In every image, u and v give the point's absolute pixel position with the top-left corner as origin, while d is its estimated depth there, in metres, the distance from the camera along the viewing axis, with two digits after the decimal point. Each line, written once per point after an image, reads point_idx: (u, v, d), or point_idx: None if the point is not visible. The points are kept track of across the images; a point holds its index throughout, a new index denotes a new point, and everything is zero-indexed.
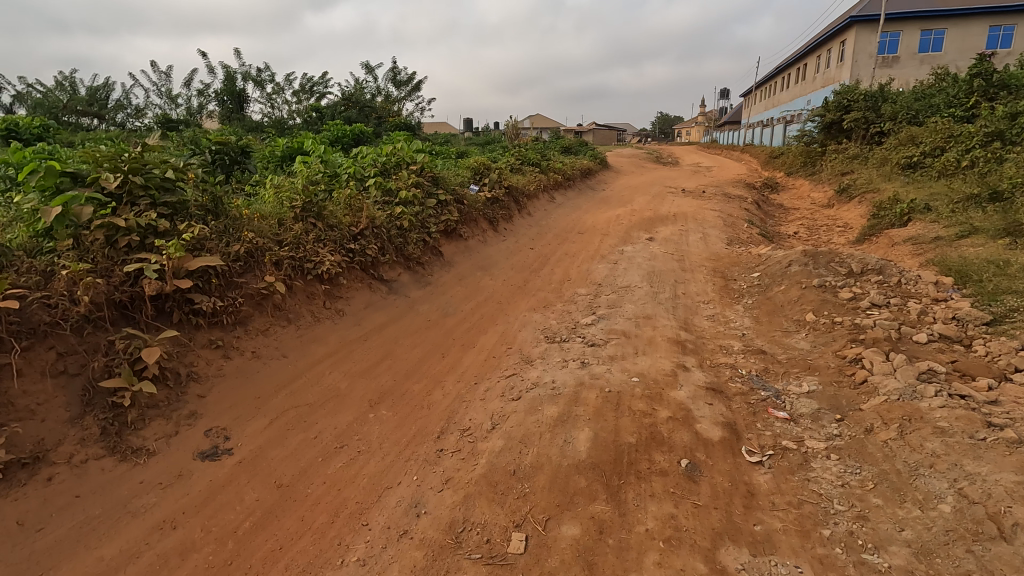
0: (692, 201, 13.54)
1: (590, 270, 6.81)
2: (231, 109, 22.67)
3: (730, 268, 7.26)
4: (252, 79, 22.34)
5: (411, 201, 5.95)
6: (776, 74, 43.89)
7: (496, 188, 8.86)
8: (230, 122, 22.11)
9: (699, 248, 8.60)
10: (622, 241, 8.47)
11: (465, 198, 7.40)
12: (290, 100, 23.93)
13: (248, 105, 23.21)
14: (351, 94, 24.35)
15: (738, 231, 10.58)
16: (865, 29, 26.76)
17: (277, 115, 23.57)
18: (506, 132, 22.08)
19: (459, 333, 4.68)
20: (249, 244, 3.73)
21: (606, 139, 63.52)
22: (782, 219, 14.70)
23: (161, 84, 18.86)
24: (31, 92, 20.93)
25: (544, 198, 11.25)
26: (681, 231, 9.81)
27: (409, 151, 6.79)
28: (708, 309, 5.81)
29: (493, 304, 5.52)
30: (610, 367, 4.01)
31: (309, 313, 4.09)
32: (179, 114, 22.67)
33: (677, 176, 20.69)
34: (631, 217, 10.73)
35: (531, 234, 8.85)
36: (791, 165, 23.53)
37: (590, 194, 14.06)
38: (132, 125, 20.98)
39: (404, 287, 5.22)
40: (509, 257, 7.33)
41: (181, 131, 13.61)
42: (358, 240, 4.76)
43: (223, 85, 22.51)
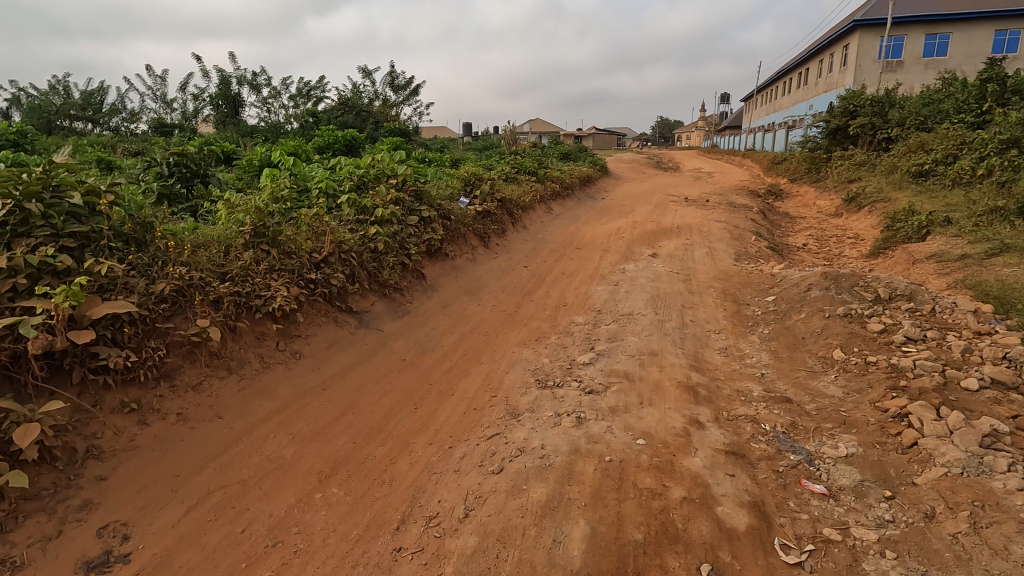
0: (696, 211, 12.96)
1: (589, 293, 6.21)
2: (226, 114, 22.17)
3: (741, 290, 6.65)
4: (247, 83, 21.88)
5: (389, 219, 5.35)
6: (777, 78, 43.42)
7: (488, 200, 8.27)
8: (224, 127, 21.64)
9: (706, 265, 8.00)
10: (623, 258, 7.87)
11: (452, 212, 6.80)
12: (286, 105, 23.46)
13: (243, 109, 22.72)
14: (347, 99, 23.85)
15: (746, 244, 9.98)
16: (867, 33, 26.25)
17: (274, 119, 23.10)
18: (504, 137, 21.55)
19: (437, 377, 4.07)
20: (179, 282, 3.12)
21: (606, 143, 63.15)
22: (788, 230, 14.11)
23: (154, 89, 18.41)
24: (22, 95, 20.52)
25: (541, 209, 10.66)
26: (686, 245, 9.22)
27: (390, 162, 6.20)
28: (720, 342, 5.19)
29: (479, 336, 4.91)
30: (611, 425, 3.38)
31: (257, 359, 3.49)
32: (174, 118, 22.22)
33: (679, 182, 20.16)
34: (633, 229, 10.14)
35: (525, 250, 8.25)
36: (795, 172, 22.99)
37: (590, 203, 13.49)
38: (124, 129, 20.53)
39: (376, 318, 4.61)
40: (500, 277, 6.71)
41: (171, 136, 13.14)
42: (321, 268, 4.15)
43: (218, 89, 22.04)
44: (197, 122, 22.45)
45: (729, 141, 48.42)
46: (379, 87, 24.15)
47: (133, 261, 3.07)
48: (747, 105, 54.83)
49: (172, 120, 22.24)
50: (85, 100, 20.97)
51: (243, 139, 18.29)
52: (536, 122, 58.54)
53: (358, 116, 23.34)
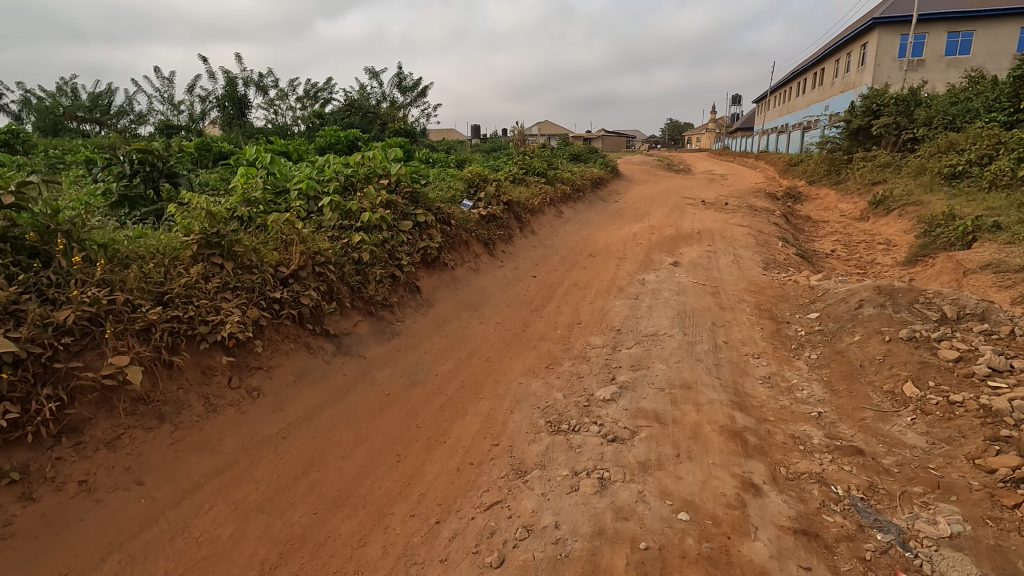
0: (715, 215, 12.20)
1: (606, 309, 5.48)
2: (232, 115, 21.73)
3: (777, 305, 5.89)
4: (252, 84, 21.46)
5: (378, 224, 4.66)
6: (791, 79, 42.44)
7: (493, 203, 7.58)
8: (228, 128, 21.20)
9: (733, 275, 7.25)
10: (642, 267, 7.14)
11: (453, 217, 6.10)
12: (294, 107, 23.02)
13: (249, 111, 22.28)
14: (352, 100, 23.31)
15: (773, 252, 9.20)
16: (888, 31, 25.28)
17: (280, 121, 22.65)
18: (513, 138, 20.92)
19: (428, 417, 3.37)
20: (91, 307, 2.44)
21: (616, 146, 62.37)
22: (813, 235, 13.31)
23: (158, 91, 18.03)
24: (28, 98, 20.26)
25: (551, 213, 9.95)
26: (709, 252, 8.47)
27: (383, 159, 5.52)
28: (762, 369, 4.44)
29: (480, 362, 4.20)
30: (643, 489, 2.67)
31: (201, 401, 2.81)
32: (180, 121, 21.87)
33: (694, 185, 19.41)
34: (650, 235, 9.40)
35: (534, 258, 7.53)
36: (814, 174, 22.13)
37: (602, 206, 12.77)
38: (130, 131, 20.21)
39: (358, 343, 3.92)
40: (506, 289, 6.00)
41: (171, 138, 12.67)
42: (289, 285, 3.46)
43: (224, 91, 21.63)
44: (202, 123, 22.01)
45: (741, 143, 47.49)
46: (385, 87, 23.59)
47: (31, 282, 2.40)
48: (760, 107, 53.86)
49: (177, 122, 21.86)
50: (92, 102, 20.62)
51: (246, 141, 17.80)
52: (545, 124, 57.86)
53: (363, 117, 22.82)
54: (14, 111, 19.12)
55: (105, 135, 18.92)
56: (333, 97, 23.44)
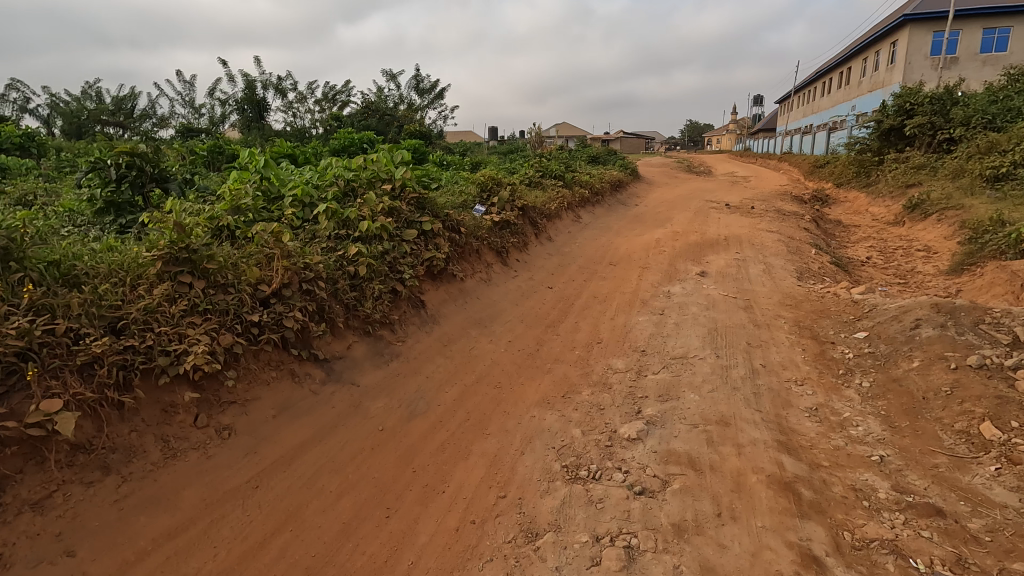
0: (741, 220, 11.61)
1: (628, 326, 5.01)
2: (251, 118, 21.68)
3: (817, 322, 5.35)
4: (270, 87, 21.38)
5: (379, 234, 4.25)
6: (815, 78, 41.33)
7: (507, 209, 7.15)
8: (247, 131, 21.21)
9: (766, 287, 6.70)
10: (666, 278, 6.64)
11: (463, 224, 5.67)
12: (312, 109, 22.92)
13: (267, 114, 22.22)
14: (368, 102, 23.11)
15: (805, 260, 8.61)
16: (919, 27, 24.27)
17: (299, 124, 22.56)
18: (530, 141, 20.52)
19: (425, 458, 2.93)
20: (18, 343, 2.07)
21: (635, 147, 61.60)
22: (844, 240, 12.64)
23: (177, 95, 18.02)
24: (52, 102, 20.49)
25: (568, 218, 9.48)
26: (737, 261, 7.92)
27: (386, 162, 5.12)
28: (807, 399, 3.93)
29: (488, 389, 3.75)
30: (679, 564, 2.24)
31: (158, 446, 2.41)
32: (200, 124, 21.93)
33: (717, 188, 18.79)
34: (674, 241, 8.88)
35: (549, 267, 7.08)
36: (841, 176, 21.32)
37: (622, 210, 12.25)
38: (150, 135, 20.30)
39: (352, 368, 3.51)
40: (519, 303, 5.57)
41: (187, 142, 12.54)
42: (271, 306, 3.05)
43: (243, 94, 21.61)
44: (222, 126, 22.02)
45: (763, 144, 46.46)
46: (401, 90, 23.34)
47: None
48: (782, 108, 52.70)
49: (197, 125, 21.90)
50: (116, 106, 20.73)
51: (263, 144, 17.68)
52: (563, 125, 57.33)
53: (380, 120, 22.60)
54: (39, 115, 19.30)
55: (127, 138, 18.97)
56: (351, 100, 23.28)
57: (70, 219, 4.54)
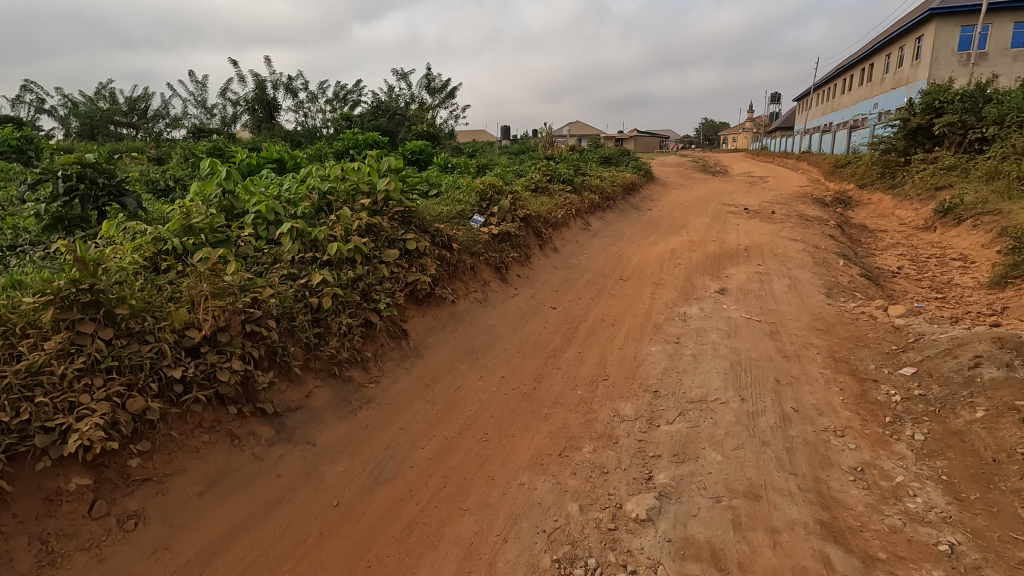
0: (762, 226, 10.93)
1: (639, 357, 4.43)
2: (261, 119, 21.39)
3: (855, 352, 4.71)
4: (280, 87, 21.05)
5: (352, 257, 3.71)
6: (835, 75, 40.14)
7: (508, 219, 6.59)
8: (258, 132, 20.97)
9: (792, 307, 6.07)
10: (682, 296, 6.03)
11: (456, 239, 5.13)
12: (322, 109, 22.58)
13: (277, 113, 21.91)
14: (377, 101, 22.66)
15: (833, 273, 7.93)
16: (947, 22, 23.20)
17: (310, 124, 22.23)
18: (541, 141, 19.94)
19: (385, 548, 2.41)
20: None
21: (650, 146, 60.63)
22: (871, 247, 11.89)
23: (186, 96, 17.79)
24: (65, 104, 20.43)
25: (577, 225, 8.89)
26: (759, 275, 7.28)
27: (369, 171, 4.60)
28: (849, 456, 3.32)
29: (472, 443, 3.21)
30: None
31: (32, 549, 1.92)
32: (211, 125, 21.73)
33: (734, 189, 18.05)
34: (690, 252, 8.25)
35: (554, 282, 6.50)
36: (864, 177, 20.43)
37: (635, 215, 11.62)
38: (160, 135, 20.11)
39: (310, 421, 2.99)
40: (517, 328, 5.02)
41: (193, 145, 12.21)
42: (201, 355, 2.52)
43: (253, 94, 21.30)
44: (233, 126, 21.74)
45: (780, 143, 45.37)
46: (411, 89, 22.87)
47: None
48: (801, 105, 51.46)
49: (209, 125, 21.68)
50: (128, 106, 20.50)
51: (269, 145, 17.30)
52: (576, 124, 56.60)
53: (390, 120, 22.15)
54: (51, 116, 19.15)
55: (138, 138, 18.74)
56: (361, 99, 22.88)
57: (16, 237, 4.09)
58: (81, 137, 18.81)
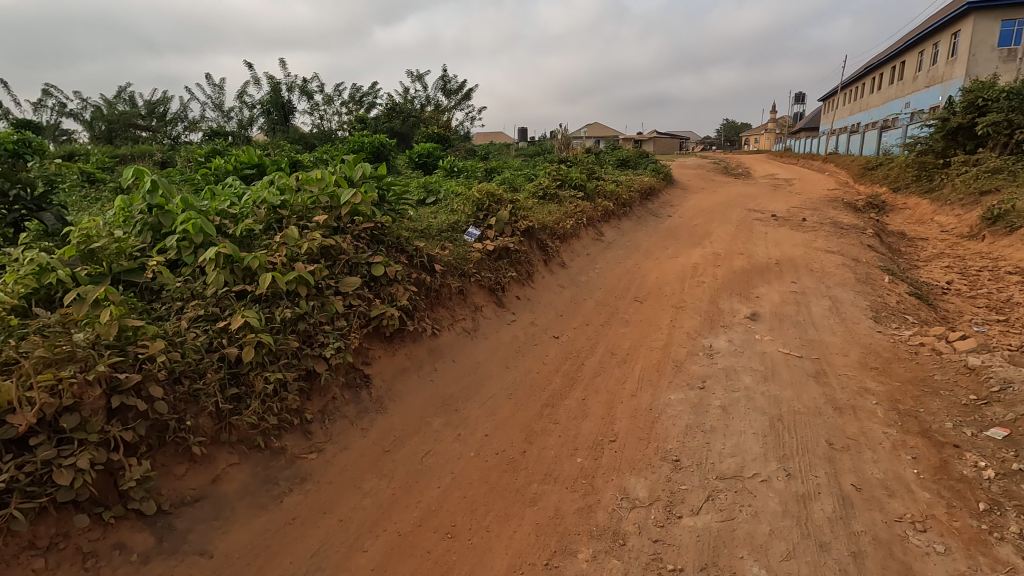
0: (793, 235, 9.99)
1: (656, 409, 3.62)
2: (276, 121, 21.01)
3: (923, 403, 3.83)
4: (293, 89, 20.66)
5: (295, 289, 2.98)
6: (864, 74, 38.56)
7: (508, 232, 5.83)
8: (273, 135, 20.66)
9: (837, 337, 5.19)
10: (707, 324, 5.19)
11: (440, 258, 4.39)
12: (337, 112, 22.15)
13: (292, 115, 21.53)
14: (390, 102, 22.08)
15: (878, 292, 6.99)
16: (986, 16, 21.83)
17: (325, 126, 21.83)
18: (557, 143, 19.17)
19: None
20: None
21: (670, 147, 59.27)
22: (913, 258, 10.84)
23: (199, 99, 17.51)
24: (85, 107, 20.44)
25: (588, 236, 8.08)
26: (795, 295, 6.39)
27: (332, 180, 3.90)
28: (939, 565, 2.47)
29: (433, 543, 2.46)
30: None
31: None
32: (227, 128, 21.52)
33: (759, 193, 17.03)
34: (714, 266, 7.38)
35: (560, 304, 5.72)
36: (898, 179, 19.23)
37: (654, 223, 10.76)
38: (175, 138, 19.95)
39: (212, 519, 2.25)
40: (511, 366, 4.25)
41: (198, 148, 11.78)
42: (33, 449, 1.80)
43: (267, 96, 20.93)
44: (248, 129, 21.39)
45: (806, 144, 43.87)
46: (425, 90, 22.29)
47: None
48: (827, 105, 49.79)
49: (225, 128, 21.45)
50: (147, 109, 20.41)
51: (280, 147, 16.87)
52: (594, 126, 55.72)
53: (403, 121, 21.60)
54: (71, 118, 19.05)
55: (154, 141, 18.49)
56: (375, 101, 22.36)
57: None
58: (99, 141, 18.67)
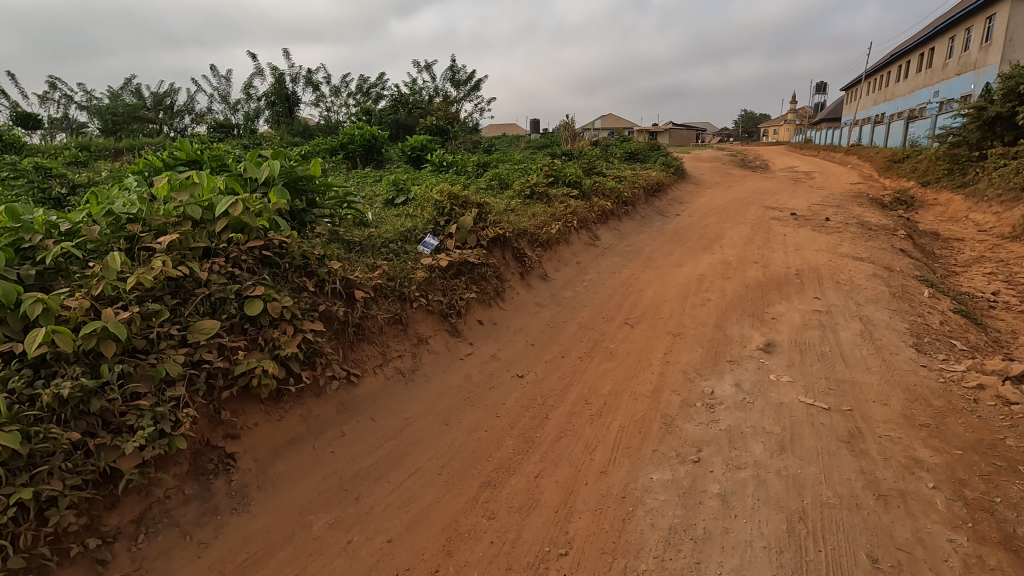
0: (815, 238, 8.89)
1: (632, 498, 2.67)
2: (280, 113, 20.21)
3: (999, 488, 2.82)
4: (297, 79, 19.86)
5: (97, 347, 2.08)
6: (890, 61, 36.63)
7: (472, 240, 4.89)
8: (276, 127, 19.92)
9: (872, 377, 4.16)
10: (709, 359, 4.20)
11: (365, 281, 3.50)
12: (341, 103, 21.33)
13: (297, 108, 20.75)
14: (395, 93, 21.09)
15: (918, 311, 5.90)
16: None
17: (331, 118, 21.03)
18: (564, 135, 18.11)
19: None
20: None
21: (686, 139, 57.51)
22: (950, 263, 9.67)
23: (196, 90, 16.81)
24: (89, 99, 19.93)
25: (580, 241, 7.10)
26: (818, 316, 5.34)
27: (208, 183, 3.04)
28: None
29: None
30: None
31: None
32: (231, 120, 20.86)
33: (777, 188, 15.82)
34: (723, 278, 6.35)
35: (534, 329, 4.76)
36: (928, 173, 17.86)
37: (660, 224, 9.70)
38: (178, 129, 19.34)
39: None
40: (453, 421, 3.33)
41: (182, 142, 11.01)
42: None
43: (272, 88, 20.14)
44: (254, 121, 20.55)
45: (827, 135, 42.07)
46: (432, 80, 21.32)
47: None
48: (850, 94, 47.80)
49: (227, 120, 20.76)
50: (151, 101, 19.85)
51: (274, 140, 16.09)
52: (608, 117, 54.37)
53: (408, 113, 20.67)
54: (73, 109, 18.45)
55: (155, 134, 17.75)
56: (380, 92, 21.46)
57: None
58: (106, 133, 18.02)
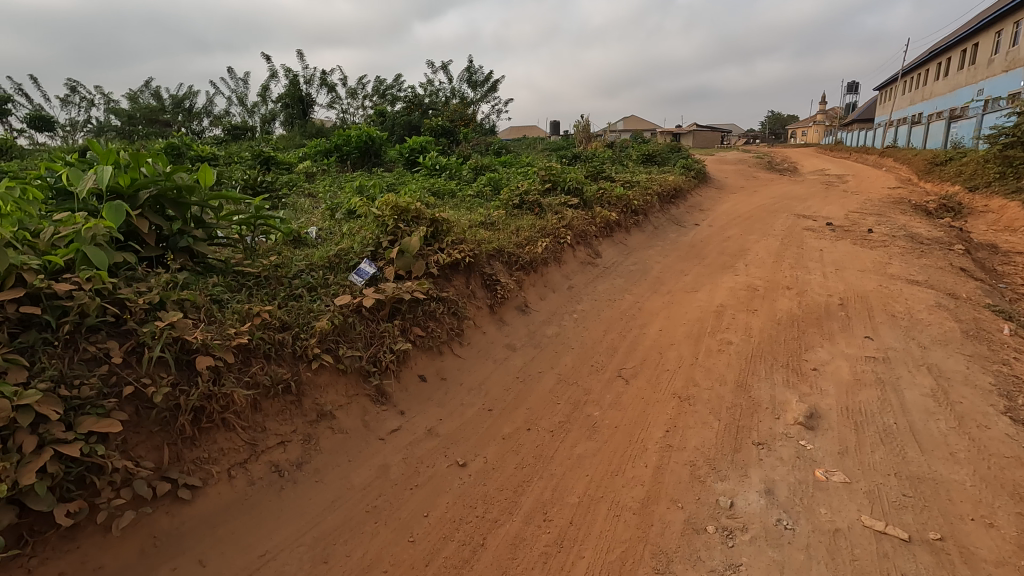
0: (856, 254, 7.57)
1: None
2: (294, 116, 19.30)
3: None
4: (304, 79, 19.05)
5: None
6: (927, 58, 34.46)
7: (421, 267, 3.79)
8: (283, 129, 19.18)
9: (962, 473, 2.92)
10: (728, 439, 3.03)
11: (223, 339, 2.43)
12: (352, 104, 20.46)
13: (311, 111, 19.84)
14: (410, 94, 20.10)
15: (1000, 356, 4.60)
16: None
17: (341, 119, 20.19)
18: (579, 136, 16.91)
19: None
20: None
21: (710, 140, 55.56)
22: (1016, 284, 8.21)
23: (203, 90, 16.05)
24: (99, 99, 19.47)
25: (574, 260, 5.96)
26: (873, 367, 4.10)
27: None
28: None
29: None
30: None
31: None
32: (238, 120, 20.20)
33: (808, 193, 14.38)
34: (747, 309, 5.14)
35: (497, 385, 3.63)
36: (974, 176, 16.21)
37: (676, 235, 8.48)
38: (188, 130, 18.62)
39: None
40: (335, 557, 2.22)
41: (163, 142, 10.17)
42: None
43: (287, 90, 19.24)
44: (269, 124, 19.83)
45: (860, 136, 39.95)
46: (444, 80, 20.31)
47: None
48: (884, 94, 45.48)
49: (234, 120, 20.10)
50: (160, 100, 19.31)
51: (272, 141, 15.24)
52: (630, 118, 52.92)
53: (419, 114, 19.69)
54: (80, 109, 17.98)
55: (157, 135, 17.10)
56: (395, 95, 20.50)
57: None
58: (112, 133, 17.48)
